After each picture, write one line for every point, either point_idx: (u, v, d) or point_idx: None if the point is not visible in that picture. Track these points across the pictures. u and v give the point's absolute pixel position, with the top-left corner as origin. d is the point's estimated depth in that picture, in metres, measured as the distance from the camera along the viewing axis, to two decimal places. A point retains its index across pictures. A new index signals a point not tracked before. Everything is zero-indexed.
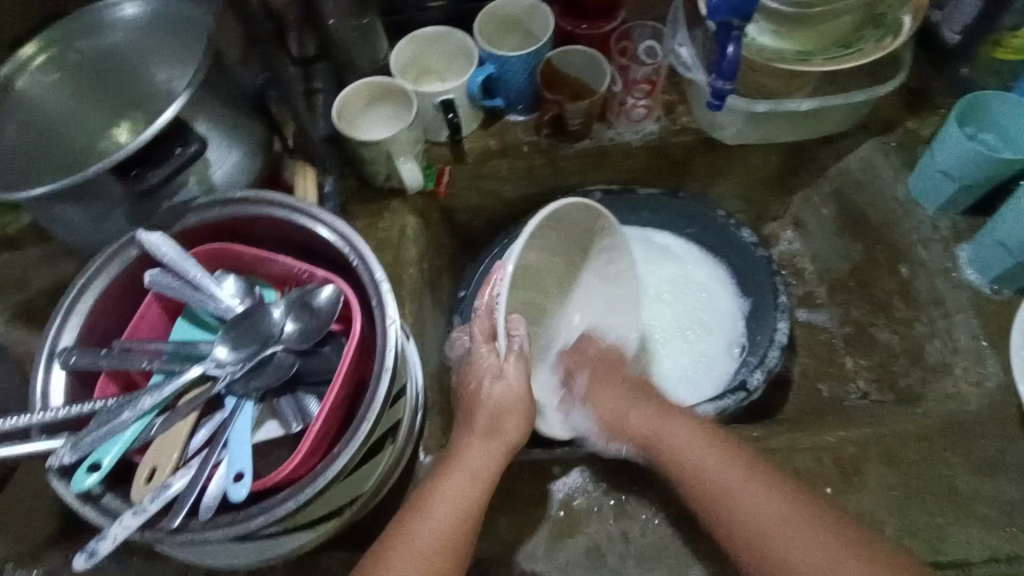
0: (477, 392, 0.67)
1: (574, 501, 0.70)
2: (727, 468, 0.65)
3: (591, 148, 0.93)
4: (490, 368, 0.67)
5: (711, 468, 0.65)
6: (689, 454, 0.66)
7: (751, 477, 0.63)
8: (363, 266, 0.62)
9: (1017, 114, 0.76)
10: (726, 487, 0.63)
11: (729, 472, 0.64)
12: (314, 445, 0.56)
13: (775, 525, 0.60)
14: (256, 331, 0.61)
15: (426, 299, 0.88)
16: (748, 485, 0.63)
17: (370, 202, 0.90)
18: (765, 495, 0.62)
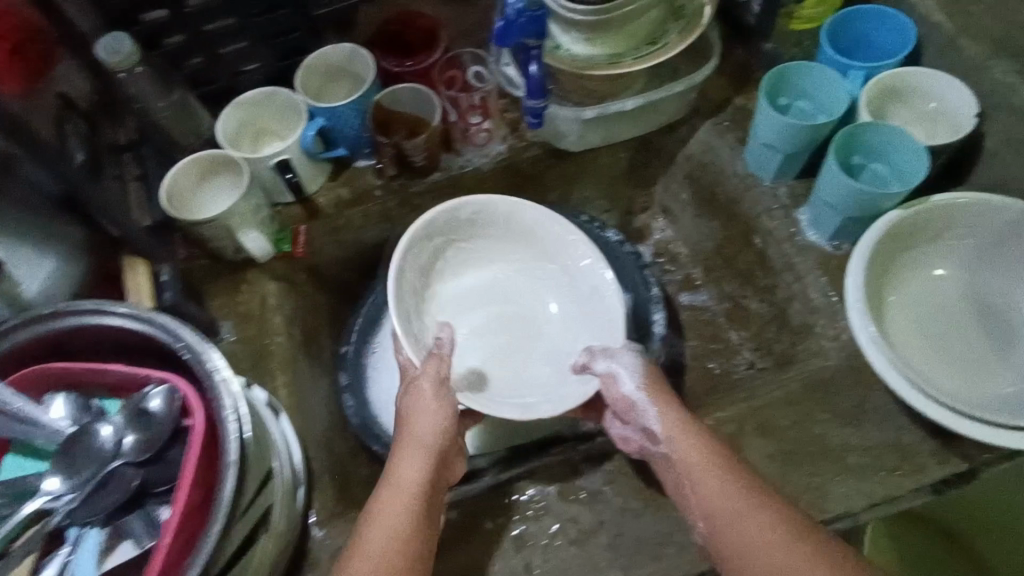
0: (409, 416, 0.69)
1: (473, 542, 0.69)
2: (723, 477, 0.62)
3: (442, 180, 0.93)
4: (414, 382, 0.72)
5: (710, 493, 0.61)
6: (692, 478, 0.63)
7: (748, 503, 0.59)
8: (194, 359, 0.59)
9: (819, 80, 0.81)
10: (733, 508, 0.60)
11: (729, 496, 0.60)
12: (167, 561, 0.53)
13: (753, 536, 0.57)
14: (89, 453, 0.57)
15: (302, 364, 0.86)
16: (757, 508, 0.59)
17: (225, 277, 0.87)
18: (763, 518, 0.58)
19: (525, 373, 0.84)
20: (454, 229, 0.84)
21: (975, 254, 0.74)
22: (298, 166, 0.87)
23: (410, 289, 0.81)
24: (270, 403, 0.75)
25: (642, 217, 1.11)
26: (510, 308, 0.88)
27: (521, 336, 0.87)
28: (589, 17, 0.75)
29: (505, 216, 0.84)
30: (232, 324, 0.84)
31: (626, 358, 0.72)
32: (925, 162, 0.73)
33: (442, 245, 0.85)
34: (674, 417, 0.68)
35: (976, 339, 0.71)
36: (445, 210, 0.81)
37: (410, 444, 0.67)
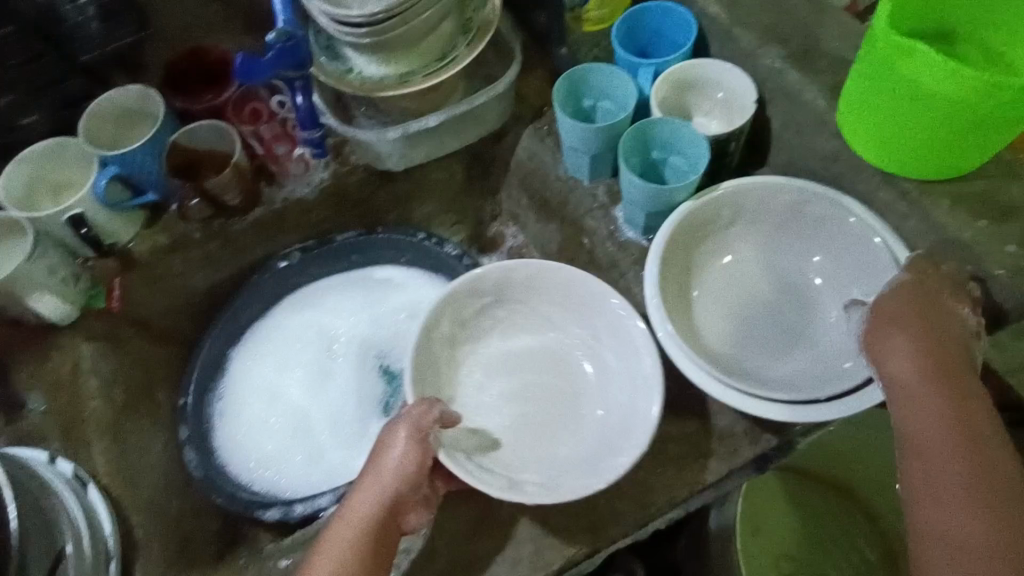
0: (380, 449, 0.65)
1: None
2: (932, 403, 0.56)
3: (265, 215, 0.91)
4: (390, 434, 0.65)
5: (919, 435, 0.56)
6: (915, 413, 0.56)
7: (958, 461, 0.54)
8: None
9: (613, 81, 0.82)
10: (938, 460, 0.54)
11: (933, 447, 0.55)
12: None
13: (935, 473, 0.54)
14: None
15: (127, 426, 0.82)
16: (950, 474, 0.53)
17: (32, 345, 0.82)
18: (958, 485, 0.53)
19: (544, 444, 0.77)
20: (503, 291, 0.81)
21: (768, 236, 0.77)
22: (98, 219, 0.82)
23: (439, 341, 0.80)
24: (79, 473, 0.72)
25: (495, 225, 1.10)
26: (560, 377, 0.82)
27: (555, 408, 0.80)
28: (367, 40, 0.73)
29: (559, 285, 0.80)
30: (42, 395, 0.79)
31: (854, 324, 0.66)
32: (705, 152, 0.76)
33: (480, 303, 0.81)
34: (888, 331, 0.60)
35: (771, 319, 0.74)
36: (485, 279, 0.79)
37: (372, 478, 0.63)
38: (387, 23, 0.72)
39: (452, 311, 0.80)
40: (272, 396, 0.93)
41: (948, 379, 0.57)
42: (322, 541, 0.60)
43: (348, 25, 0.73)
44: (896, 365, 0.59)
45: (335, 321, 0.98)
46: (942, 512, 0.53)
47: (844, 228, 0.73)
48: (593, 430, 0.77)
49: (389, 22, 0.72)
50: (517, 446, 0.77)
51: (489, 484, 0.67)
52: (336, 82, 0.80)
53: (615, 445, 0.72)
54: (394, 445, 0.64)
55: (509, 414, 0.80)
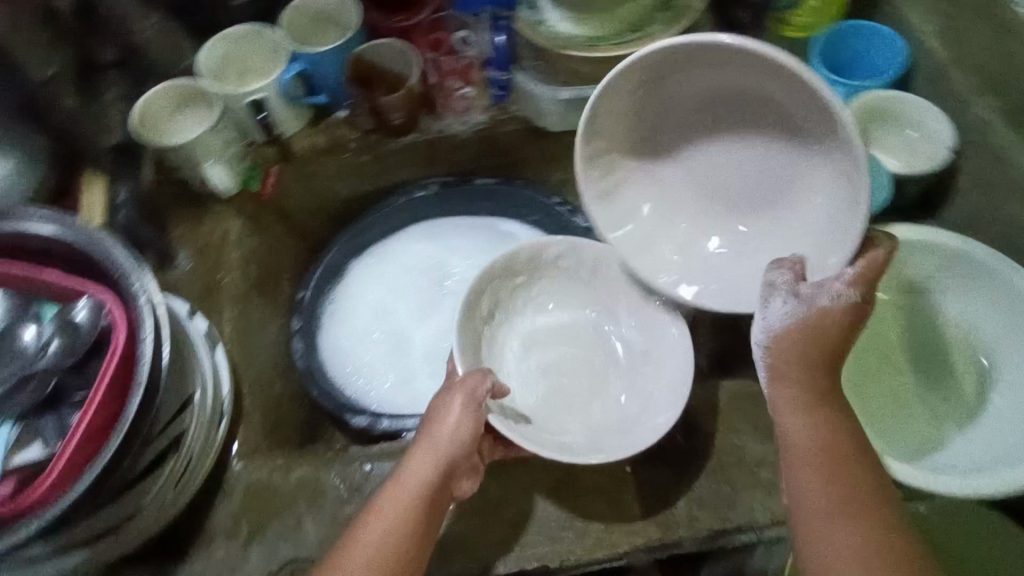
0: (436, 415, 0.65)
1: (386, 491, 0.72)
2: (819, 420, 0.55)
3: (419, 141, 0.93)
4: (443, 403, 0.65)
5: (810, 436, 0.55)
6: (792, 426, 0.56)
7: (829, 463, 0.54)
8: (127, 277, 0.62)
9: None
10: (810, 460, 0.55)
11: (810, 448, 0.55)
12: (70, 465, 0.56)
13: (813, 484, 0.54)
14: (12, 353, 0.60)
15: (254, 302, 0.88)
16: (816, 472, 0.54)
17: (190, 207, 0.88)
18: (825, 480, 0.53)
19: (571, 417, 0.76)
20: (536, 267, 0.81)
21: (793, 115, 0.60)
22: (274, 108, 0.88)
23: (480, 319, 0.78)
24: (211, 334, 0.77)
25: None
26: (585, 356, 0.81)
27: (584, 384, 0.79)
28: None
29: (592, 261, 0.80)
30: (190, 253, 0.86)
31: (778, 305, 0.57)
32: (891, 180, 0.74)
33: (519, 276, 0.81)
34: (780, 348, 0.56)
35: (709, 183, 0.69)
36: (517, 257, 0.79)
37: (426, 447, 0.63)
38: None
39: (492, 286, 0.78)
40: (380, 312, 0.97)
41: (820, 401, 0.56)
42: (376, 506, 0.61)
43: None
44: (776, 393, 0.57)
45: (453, 258, 1.00)
46: (814, 526, 0.52)
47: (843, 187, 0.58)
48: (619, 411, 0.75)
49: None
50: (557, 417, 0.75)
51: (543, 446, 0.67)
52: (526, 30, 0.81)
53: (644, 423, 0.70)
54: (449, 413, 0.64)
55: (540, 388, 0.78)
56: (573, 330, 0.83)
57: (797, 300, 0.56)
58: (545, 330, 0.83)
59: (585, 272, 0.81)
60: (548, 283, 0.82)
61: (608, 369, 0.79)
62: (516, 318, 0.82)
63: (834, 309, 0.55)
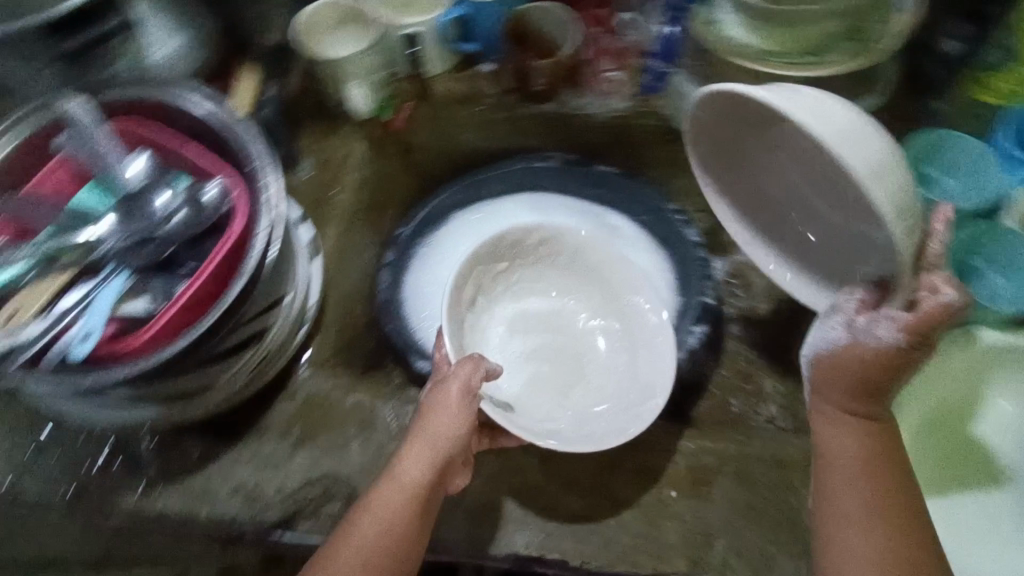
0: (431, 408, 0.63)
1: None
2: (858, 442, 0.58)
3: (552, 113, 0.92)
4: (440, 398, 0.63)
5: (848, 453, 0.58)
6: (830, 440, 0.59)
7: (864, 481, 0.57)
8: (256, 171, 0.64)
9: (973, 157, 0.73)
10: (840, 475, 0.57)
11: (846, 463, 0.57)
12: (166, 328, 0.61)
13: (849, 498, 0.57)
14: (142, 212, 0.65)
15: (357, 226, 0.91)
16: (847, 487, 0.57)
17: (322, 120, 0.91)
18: (858, 496, 0.56)
19: (552, 404, 0.72)
20: (517, 251, 0.77)
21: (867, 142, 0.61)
22: (427, 45, 0.89)
23: (465, 305, 0.74)
24: (312, 245, 0.79)
25: None
26: (567, 344, 0.77)
27: (563, 371, 0.75)
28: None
29: (575, 247, 0.76)
30: (312, 165, 0.89)
31: (834, 329, 0.57)
32: None
33: (499, 265, 0.77)
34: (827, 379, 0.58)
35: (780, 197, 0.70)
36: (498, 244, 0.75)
37: (423, 438, 0.63)
38: None
39: (480, 268, 0.74)
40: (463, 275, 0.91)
41: (869, 421, 0.58)
42: (371, 497, 0.62)
43: None
44: (817, 406, 0.60)
45: None
46: (849, 539, 0.55)
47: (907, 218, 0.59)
48: (596, 399, 0.72)
49: None
50: (537, 408, 0.71)
51: (521, 427, 0.65)
52: (696, 29, 0.79)
53: (635, 409, 0.68)
54: (444, 410, 0.62)
55: (521, 374, 0.74)
56: (544, 314, 0.79)
57: (850, 329, 0.56)
58: (520, 313, 0.79)
59: (569, 254, 0.77)
60: (525, 264, 0.78)
61: (581, 354, 0.76)
62: (494, 303, 0.78)
63: (879, 346, 0.54)
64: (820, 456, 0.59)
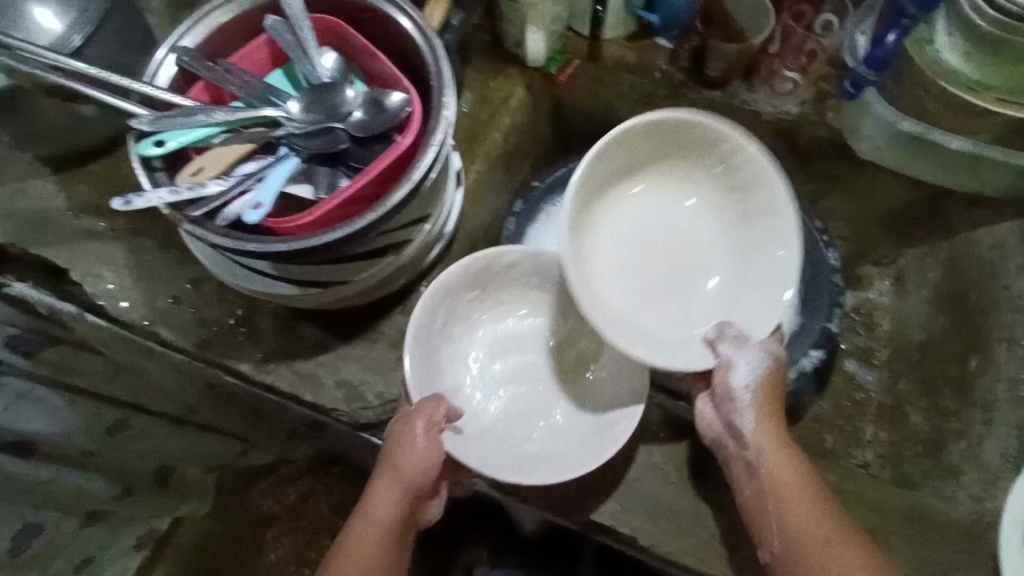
0: (398, 447, 0.66)
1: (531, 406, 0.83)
2: (789, 463, 0.66)
3: (719, 101, 0.89)
4: (405, 435, 0.65)
5: (785, 478, 0.65)
6: (764, 464, 0.66)
7: (808, 497, 0.64)
8: (436, 89, 0.66)
9: None
10: (775, 492, 0.65)
11: (790, 483, 0.65)
12: (324, 217, 0.64)
13: (823, 526, 0.62)
14: (326, 104, 0.68)
15: (499, 169, 0.92)
16: (801, 499, 0.64)
17: (492, 59, 0.92)
18: (810, 510, 0.63)
19: (523, 429, 0.76)
20: (486, 279, 0.79)
21: (695, 183, 0.79)
22: (613, 8, 0.87)
23: (434, 332, 0.76)
24: (459, 174, 0.81)
25: (871, 268, 1.00)
26: (528, 367, 0.81)
27: (538, 395, 0.79)
28: (992, 26, 0.64)
29: (546, 270, 0.79)
30: (472, 100, 0.90)
31: (751, 352, 0.68)
32: None
33: (466, 292, 0.78)
34: (763, 426, 0.67)
35: (654, 245, 0.81)
36: (464, 270, 0.75)
37: (393, 476, 0.65)
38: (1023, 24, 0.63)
39: (444, 292, 0.75)
40: None
41: (796, 450, 0.67)
42: (349, 536, 0.65)
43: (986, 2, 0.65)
44: (756, 436, 0.67)
45: None
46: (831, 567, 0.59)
47: (780, 241, 0.72)
48: (575, 425, 0.76)
49: None
50: (483, 438, 0.73)
51: (501, 462, 0.68)
52: (908, 46, 0.74)
53: (603, 433, 0.72)
54: (419, 446, 0.65)
55: (500, 397, 0.78)
56: (511, 332, 0.82)
57: (763, 348, 0.68)
58: (493, 334, 0.82)
59: (544, 276, 0.80)
60: (495, 293, 0.81)
61: (547, 372, 0.81)
62: (466, 335, 0.80)
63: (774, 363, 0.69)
64: (773, 490, 0.65)
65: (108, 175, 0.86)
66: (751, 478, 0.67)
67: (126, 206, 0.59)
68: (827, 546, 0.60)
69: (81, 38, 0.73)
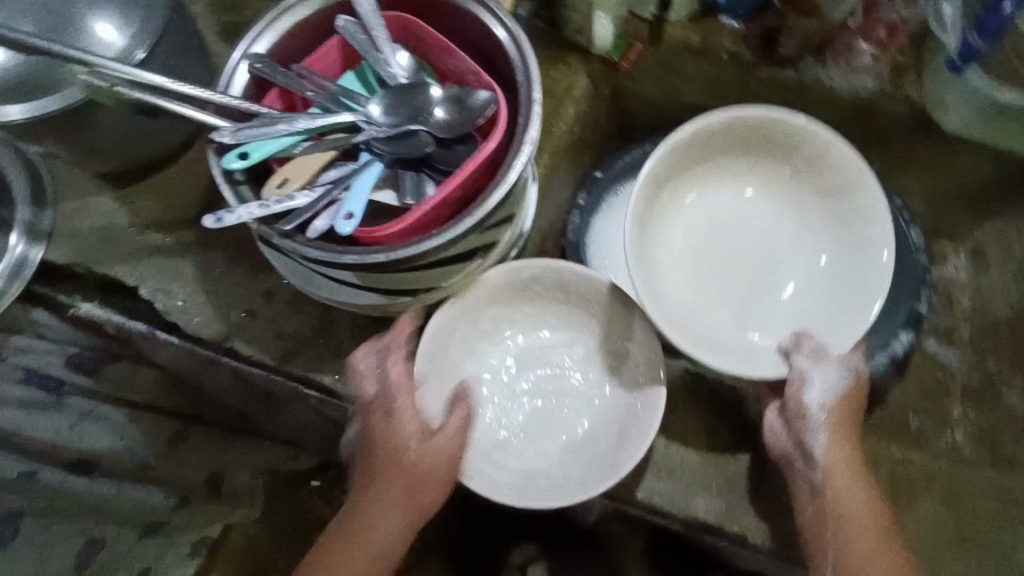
0: (399, 443, 0.65)
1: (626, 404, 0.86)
2: (858, 491, 0.67)
3: (789, 80, 0.86)
4: (415, 425, 0.65)
5: (854, 506, 0.67)
6: (836, 490, 0.67)
7: (875, 524, 0.67)
8: (524, 83, 0.63)
9: None
10: (843, 519, 0.66)
11: (858, 510, 0.67)
12: (416, 223, 0.62)
13: (873, 541, 0.65)
14: (406, 105, 0.65)
15: (564, 163, 0.90)
16: (866, 527, 0.66)
17: (553, 49, 0.89)
18: (878, 539, 0.66)
19: (536, 450, 0.70)
20: (494, 289, 0.71)
21: (767, 182, 0.79)
22: None
23: (437, 350, 0.69)
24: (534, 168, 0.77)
25: (945, 244, 0.97)
26: (553, 381, 0.73)
27: (552, 411, 0.72)
28: None
29: (558, 281, 0.71)
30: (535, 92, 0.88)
31: (831, 369, 0.68)
32: None
33: (486, 310, 0.72)
34: (835, 448, 0.68)
35: (712, 242, 0.80)
36: (483, 289, 0.70)
37: (390, 473, 0.65)
38: None
39: (465, 309, 0.70)
40: None
41: (864, 476, 0.68)
42: (334, 537, 0.65)
43: None
44: (830, 458, 0.68)
45: None
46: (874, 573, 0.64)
47: (875, 241, 0.72)
48: (588, 446, 0.70)
49: None
50: (495, 460, 0.69)
51: (506, 491, 0.65)
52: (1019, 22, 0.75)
53: (606, 464, 0.67)
54: (414, 439, 0.65)
55: (513, 413, 0.72)
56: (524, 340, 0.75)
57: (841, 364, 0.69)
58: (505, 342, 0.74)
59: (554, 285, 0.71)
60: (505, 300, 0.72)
61: (567, 385, 0.73)
62: (472, 347, 0.73)
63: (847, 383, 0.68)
64: (837, 516, 0.67)
65: (171, 188, 0.84)
66: (812, 501, 0.68)
67: (217, 224, 0.57)
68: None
69: (143, 53, 0.72)
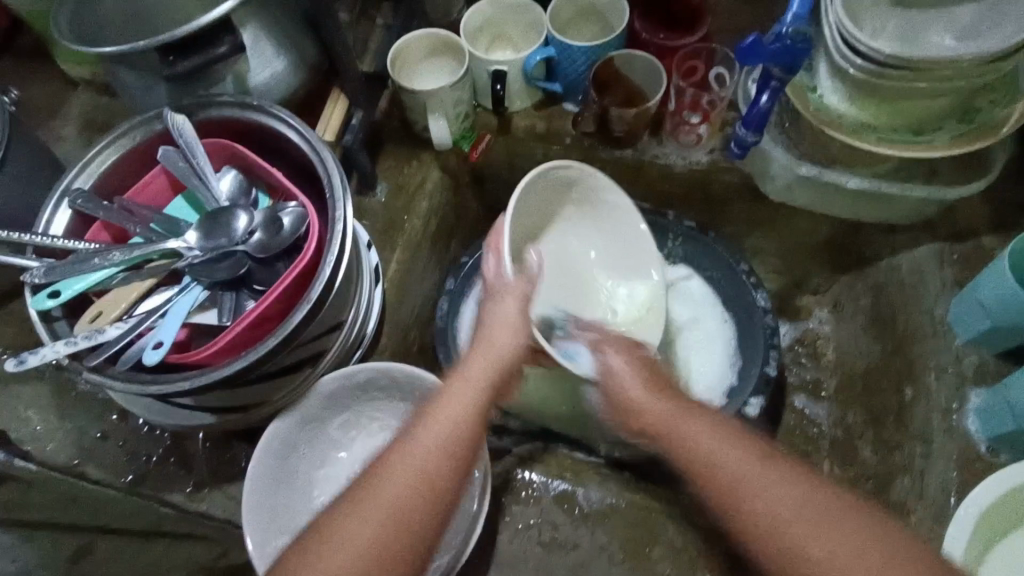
0: (494, 321, 0.64)
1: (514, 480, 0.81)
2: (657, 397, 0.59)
3: (630, 158, 0.89)
4: (518, 289, 0.66)
5: (696, 433, 0.55)
6: (672, 420, 0.57)
7: (724, 440, 0.54)
8: (333, 204, 0.66)
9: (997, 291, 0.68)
10: (667, 426, 0.57)
11: (686, 416, 0.57)
12: (226, 345, 0.63)
13: (799, 531, 0.48)
14: (222, 227, 0.67)
15: (424, 252, 0.91)
16: (713, 440, 0.54)
17: (406, 145, 0.92)
18: (729, 449, 0.53)
19: None
20: (338, 396, 0.74)
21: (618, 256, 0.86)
22: (513, 84, 0.88)
23: (282, 462, 0.72)
24: (377, 269, 0.81)
25: (808, 297, 0.98)
26: None
27: None
28: (859, 76, 0.66)
29: (402, 386, 0.74)
30: (387, 188, 0.90)
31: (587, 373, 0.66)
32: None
33: (333, 417, 0.75)
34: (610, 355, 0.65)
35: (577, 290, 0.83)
36: (317, 395, 0.72)
37: (483, 343, 0.62)
38: (895, 67, 0.64)
39: (304, 419, 0.73)
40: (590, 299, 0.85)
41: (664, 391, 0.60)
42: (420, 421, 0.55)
43: (854, 48, 0.65)
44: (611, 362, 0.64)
45: None
46: (743, 468, 0.52)
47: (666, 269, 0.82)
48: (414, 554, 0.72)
49: (902, 70, 0.64)
50: None
51: None
52: (793, 93, 0.74)
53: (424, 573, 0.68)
54: (513, 316, 0.64)
55: None
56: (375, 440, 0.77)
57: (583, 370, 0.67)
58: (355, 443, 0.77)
59: (397, 388, 0.74)
60: (354, 404, 0.75)
61: None
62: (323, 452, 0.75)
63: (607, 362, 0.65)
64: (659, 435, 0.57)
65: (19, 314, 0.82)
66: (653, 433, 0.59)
67: (19, 366, 0.58)
68: (739, 470, 0.52)
69: None
